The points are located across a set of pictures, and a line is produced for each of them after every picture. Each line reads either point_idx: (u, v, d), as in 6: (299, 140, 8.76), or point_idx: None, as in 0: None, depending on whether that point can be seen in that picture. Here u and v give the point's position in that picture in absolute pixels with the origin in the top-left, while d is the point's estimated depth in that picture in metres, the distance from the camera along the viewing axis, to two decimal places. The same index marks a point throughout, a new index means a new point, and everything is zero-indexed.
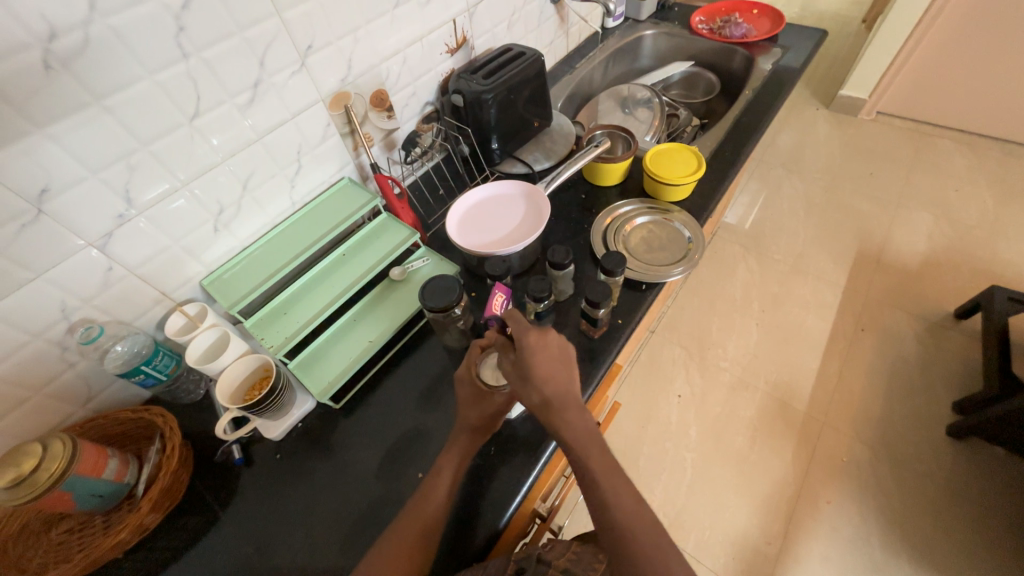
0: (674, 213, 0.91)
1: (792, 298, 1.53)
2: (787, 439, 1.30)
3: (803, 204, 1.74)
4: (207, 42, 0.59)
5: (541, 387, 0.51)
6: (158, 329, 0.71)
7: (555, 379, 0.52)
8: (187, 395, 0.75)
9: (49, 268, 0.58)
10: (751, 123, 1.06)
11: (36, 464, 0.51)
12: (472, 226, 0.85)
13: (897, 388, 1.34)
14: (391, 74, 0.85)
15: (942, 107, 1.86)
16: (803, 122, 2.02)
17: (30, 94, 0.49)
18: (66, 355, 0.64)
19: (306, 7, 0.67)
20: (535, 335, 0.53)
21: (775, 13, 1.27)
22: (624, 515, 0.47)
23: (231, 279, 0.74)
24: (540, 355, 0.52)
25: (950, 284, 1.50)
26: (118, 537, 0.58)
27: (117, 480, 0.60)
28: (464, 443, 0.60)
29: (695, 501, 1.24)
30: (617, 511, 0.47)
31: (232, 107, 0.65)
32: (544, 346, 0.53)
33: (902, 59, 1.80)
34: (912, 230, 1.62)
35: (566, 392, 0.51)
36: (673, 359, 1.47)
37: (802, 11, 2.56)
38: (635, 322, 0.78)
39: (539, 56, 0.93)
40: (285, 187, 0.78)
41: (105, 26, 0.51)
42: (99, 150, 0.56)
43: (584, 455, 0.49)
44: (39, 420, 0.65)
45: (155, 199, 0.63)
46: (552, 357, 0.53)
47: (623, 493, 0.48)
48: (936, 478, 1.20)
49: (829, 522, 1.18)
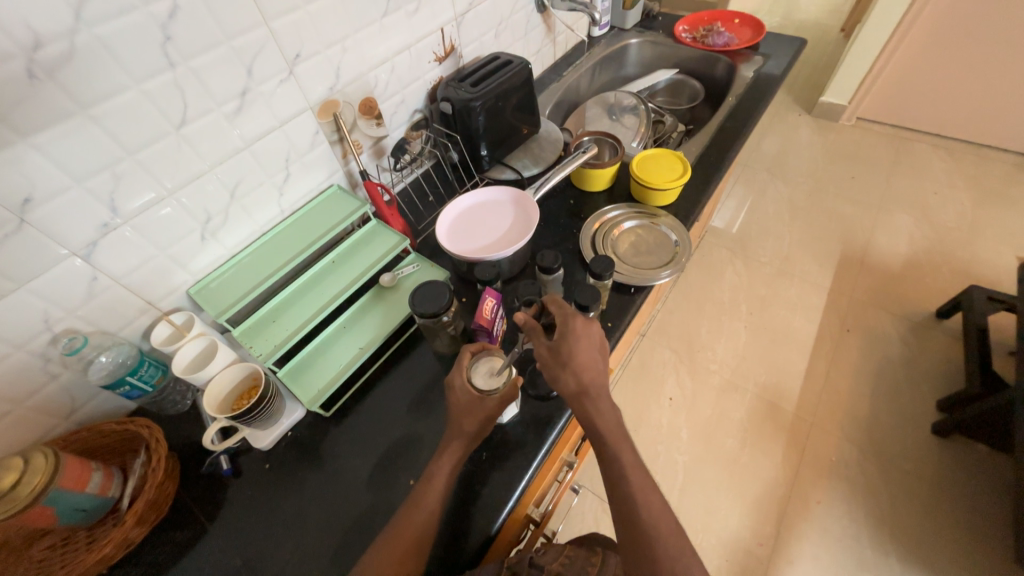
0: (661, 217, 0.92)
1: (779, 301, 1.56)
2: (777, 440, 1.31)
3: (788, 207, 1.78)
4: (194, 51, 0.59)
5: (579, 373, 0.56)
6: (144, 340, 0.70)
7: (593, 367, 0.57)
8: (174, 405, 0.74)
9: (32, 279, 0.57)
10: (736, 129, 1.08)
11: (17, 479, 0.50)
12: (462, 233, 0.85)
13: (883, 387, 1.36)
14: (379, 82, 0.85)
15: (920, 113, 1.91)
16: (786, 127, 2.07)
17: (14, 103, 0.49)
18: (48, 368, 0.62)
19: (293, 16, 0.68)
20: (580, 323, 0.59)
21: (757, 22, 1.30)
22: (636, 508, 0.52)
23: (218, 287, 0.73)
24: (581, 338, 0.58)
25: (931, 285, 1.53)
26: (102, 552, 0.57)
27: (101, 494, 0.59)
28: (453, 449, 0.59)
29: (688, 504, 1.24)
30: (629, 503, 0.53)
31: (220, 115, 0.65)
32: (587, 332, 0.58)
33: (880, 66, 1.85)
34: (893, 232, 1.66)
35: (597, 381, 0.57)
36: (664, 362, 1.48)
37: (783, 20, 2.63)
38: (625, 324, 0.78)
39: (526, 64, 0.94)
40: (273, 195, 0.77)
41: (91, 36, 0.51)
42: (83, 159, 0.55)
43: (616, 450, 0.55)
44: (22, 434, 0.63)
45: (142, 208, 0.62)
46: (592, 345, 0.58)
47: (635, 490, 0.53)
48: (923, 476, 1.22)
49: (820, 522, 1.19)
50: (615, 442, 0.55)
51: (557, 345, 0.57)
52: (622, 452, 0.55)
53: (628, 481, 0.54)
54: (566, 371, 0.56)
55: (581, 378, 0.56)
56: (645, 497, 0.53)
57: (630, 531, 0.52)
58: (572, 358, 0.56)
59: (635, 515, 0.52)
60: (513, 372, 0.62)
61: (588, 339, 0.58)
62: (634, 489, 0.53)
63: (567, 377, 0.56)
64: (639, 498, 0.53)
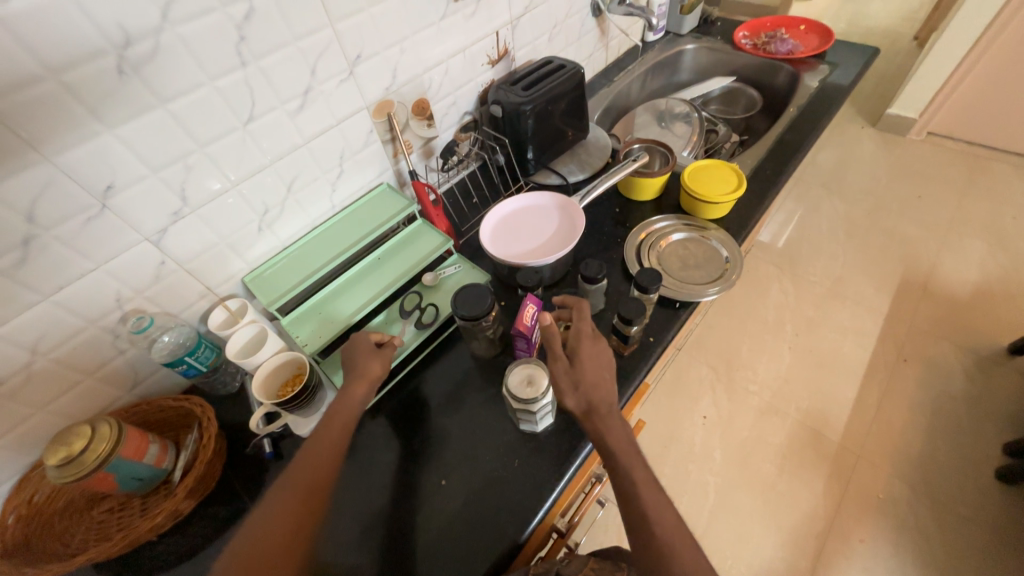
0: (711, 231, 0.89)
1: (828, 323, 1.48)
2: (818, 470, 1.24)
3: (844, 225, 1.68)
4: (264, 51, 0.62)
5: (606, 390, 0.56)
6: (202, 322, 0.74)
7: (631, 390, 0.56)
8: (224, 386, 0.78)
9: (108, 260, 0.61)
10: (795, 141, 1.03)
11: (85, 444, 0.54)
12: (505, 234, 0.85)
13: (942, 424, 1.27)
14: (433, 83, 0.86)
15: (1002, 130, 1.76)
16: (847, 140, 1.96)
17: (104, 97, 0.53)
18: (117, 343, 0.67)
19: (357, 18, 0.70)
20: (589, 343, 0.61)
21: (824, 29, 1.24)
22: (667, 531, 0.51)
23: (271, 276, 0.77)
24: (589, 357, 0.60)
25: (1003, 317, 1.41)
26: (155, 521, 0.60)
27: (156, 465, 0.63)
28: (368, 377, 0.62)
29: (718, 529, 1.20)
30: (644, 522, 0.51)
31: (283, 113, 0.68)
32: (595, 351, 0.61)
33: (959, 77, 1.72)
34: (963, 259, 1.54)
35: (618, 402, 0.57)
36: (700, 379, 1.44)
37: (848, 28, 2.50)
38: (667, 341, 0.76)
39: (579, 69, 0.93)
40: (326, 190, 0.80)
41: (174, 35, 0.54)
42: (160, 151, 0.59)
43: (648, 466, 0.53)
44: (89, 403, 0.68)
45: (207, 198, 0.66)
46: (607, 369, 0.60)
47: (655, 506, 0.52)
48: (980, 525, 1.12)
49: (862, 563, 1.12)
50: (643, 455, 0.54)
51: (573, 359, 0.60)
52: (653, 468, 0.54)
53: (651, 497, 0.53)
54: (573, 390, 0.58)
55: (589, 397, 0.57)
56: (658, 515, 0.51)
57: (649, 545, 0.50)
58: (582, 378, 0.58)
59: (668, 541, 0.50)
60: (547, 395, 0.62)
61: (599, 362, 0.60)
62: (659, 507, 0.52)
63: (574, 398, 0.58)
64: (655, 513, 0.51)
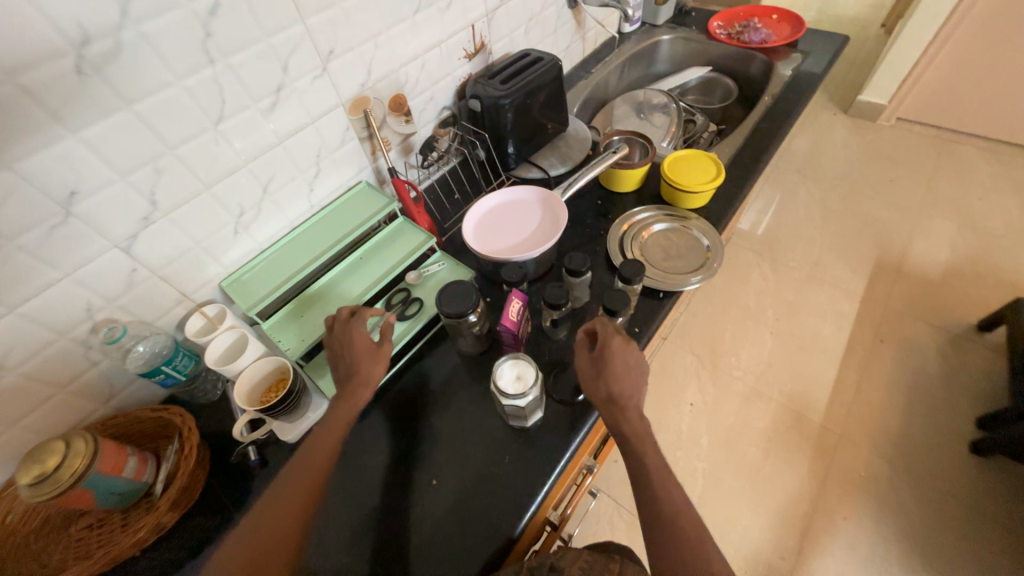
0: (692, 220, 0.90)
1: (808, 307, 1.51)
2: (801, 451, 1.27)
3: (820, 210, 1.72)
4: (233, 48, 0.60)
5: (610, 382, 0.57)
6: (178, 330, 0.72)
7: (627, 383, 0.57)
8: (205, 395, 0.77)
9: (76, 269, 0.58)
10: (772, 129, 1.05)
11: (59, 461, 0.53)
12: (487, 233, 0.84)
13: (918, 401, 1.31)
14: (409, 79, 0.85)
15: (967, 114, 1.81)
16: (820, 127, 2.00)
17: (65, 100, 0.50)
18: (89, 354, 0.64)
19: (329, 13, 0.68)
20: (620, 339, 0.59)
21: (796, 18, 1.25)
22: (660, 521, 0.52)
23: (249, 281, 0.75)
24: (616, 352, 0.58)
25: (973, 295, 1.46)
26: (136, 536, 0.59)
27: (136, 479, 0.61)
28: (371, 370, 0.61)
29: (707, 513, 1.22)
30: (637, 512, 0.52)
31: (256, 112, 0.66)
32: (626, 348, 0.59)
33: (925, 63, 1.76)
34: (933, 240, 1.59)
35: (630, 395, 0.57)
36: (685, 366, 1.45)
37: (819, 17, 2.55)
38: (652, 331, 0.77)
39: (557, 61, 0.93)
40: (303, 190, 0.78)
41: (136, 32, 0.52)
42: (126, 154, 0.57)
43: (640, 456, 0.54)
44: (63, 418, 0.66)
45: (179, 202, 0.64)
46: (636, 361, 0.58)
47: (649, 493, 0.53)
48: (956, 497, 1.17)
49: (846, 538, 1.15)
50: (635, 446, 0.55)
51: (599, 353, 0.58)
52: (646, 458, 0.54)
53: (643, 486, 0.54)
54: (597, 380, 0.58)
55: (610, 388, 0.56)
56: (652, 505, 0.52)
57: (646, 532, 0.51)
58: (606, 369, 0.57)
59: (664, 530, 0.51)
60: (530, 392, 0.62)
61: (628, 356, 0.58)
62: (652, 496, 0.53)
63: (595, 387, 0.58)
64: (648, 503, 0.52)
